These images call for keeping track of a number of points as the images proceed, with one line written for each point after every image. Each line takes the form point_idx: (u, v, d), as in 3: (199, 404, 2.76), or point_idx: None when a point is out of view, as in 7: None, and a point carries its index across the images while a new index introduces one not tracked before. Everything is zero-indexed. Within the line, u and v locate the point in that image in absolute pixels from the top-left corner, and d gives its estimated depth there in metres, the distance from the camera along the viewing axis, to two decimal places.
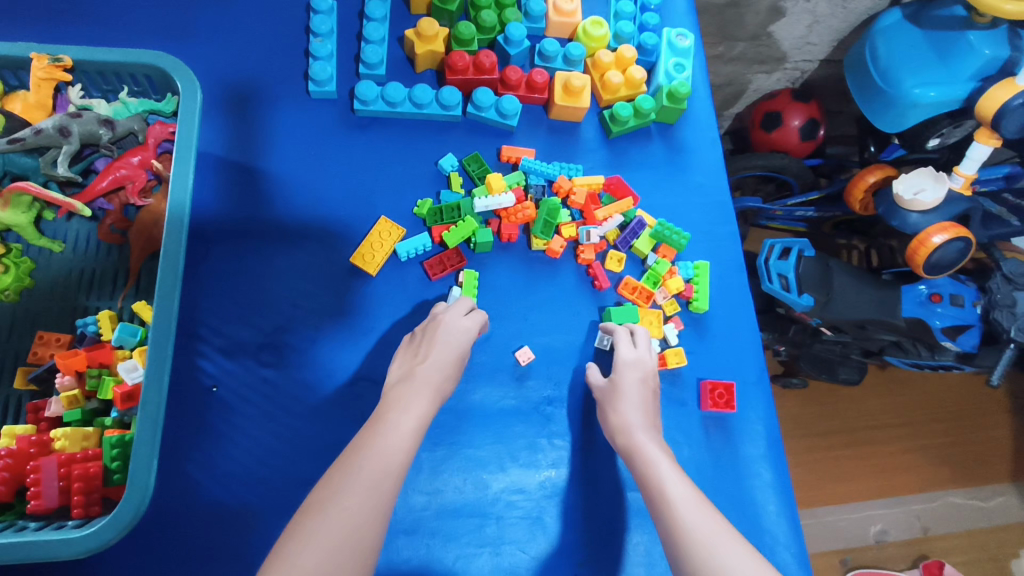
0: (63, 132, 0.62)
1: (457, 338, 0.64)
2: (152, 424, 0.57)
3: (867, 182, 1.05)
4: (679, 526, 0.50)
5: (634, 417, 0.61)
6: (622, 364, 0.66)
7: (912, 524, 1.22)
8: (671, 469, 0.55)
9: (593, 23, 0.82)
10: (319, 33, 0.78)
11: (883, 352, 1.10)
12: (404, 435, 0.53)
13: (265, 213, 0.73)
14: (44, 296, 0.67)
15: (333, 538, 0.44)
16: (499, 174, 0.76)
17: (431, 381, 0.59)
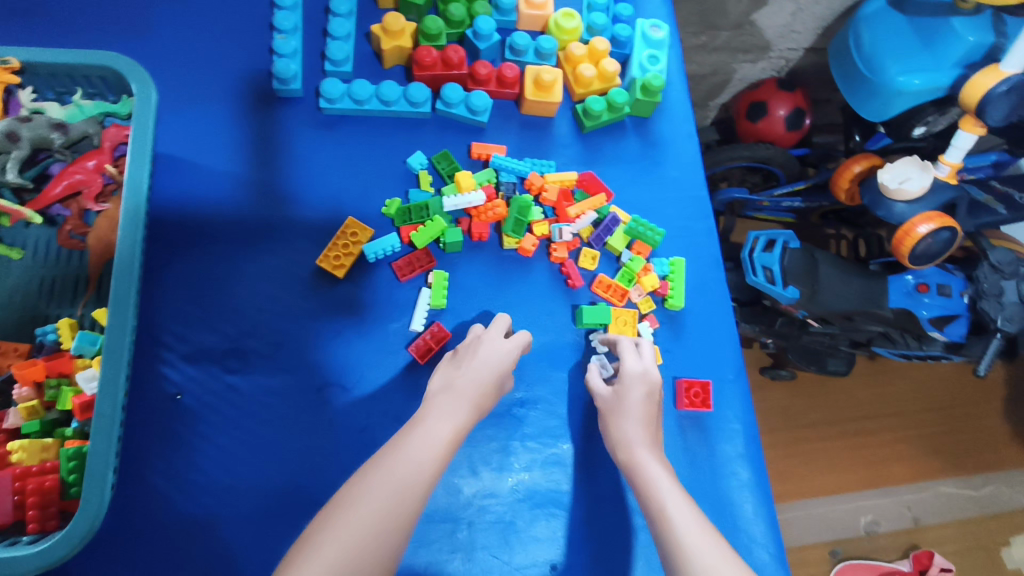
0: (12, 136, 0.60)
1: (501, 359, 0.62)
2: (106, 436, 0.55)
3: (853, 172, 1.04)
4: (681, 552, 0.48)
5: (636, 432, 0.60)
6: (629, 376, 0.64)
7: (902, 514, 1.21)
8: (675, 490, 0.53)
9: (564, 15, 0.81)
10: (283, 30, 0.76)
11: (871, 343, 1.09)
12: (439, 444, 0.52)
13: (230, 215, 0.72)
14: (3, 306, 0.65)
15: (350, 542, 0.44)
16: (468, 172, 0.75)
17: (473, 395, 0.57)
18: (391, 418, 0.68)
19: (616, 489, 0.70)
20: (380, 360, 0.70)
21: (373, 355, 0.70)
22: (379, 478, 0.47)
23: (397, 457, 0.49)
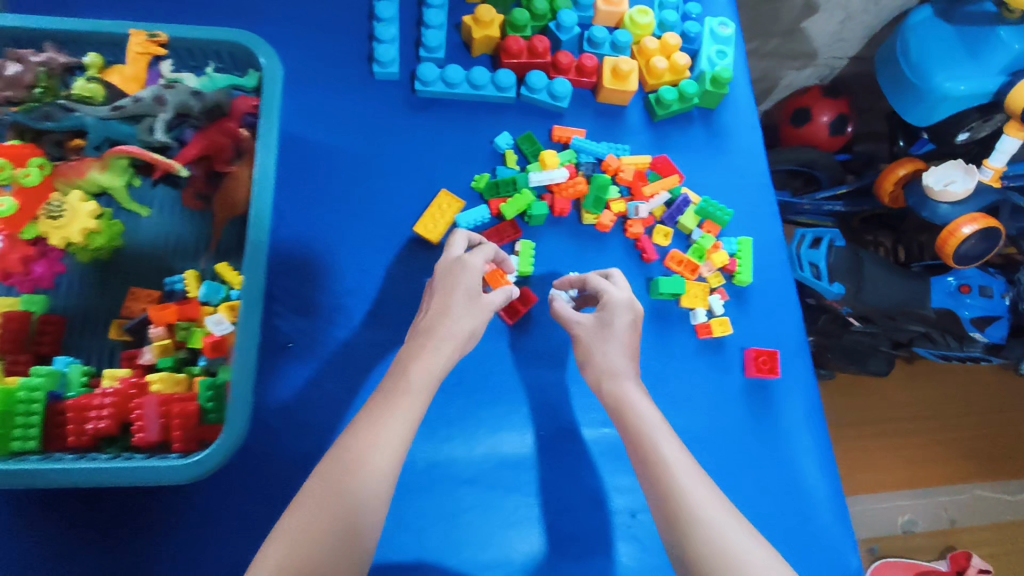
0: (159, 101, 0.66)
1: (466, 282, 0.62)
2: (241, 380, 0.60)
3: (898, 174, 1.09)
4: (671, 484, 0.52)
5: (620, 363, 0.63)
6: (609, 305, 0.66)
7: (939, 515, 1.23)
8: (662, 430, 0.57)
9: (639, 11, 0.87)
10: (383, 19, 0.83)
11: (912, 343, 1.13)
12: (419, 392, 0.55)
13: (334, 185, 0.78)
14: (133, 258, 0.72)
15: (362, 489, 0.48)
16: (553, 151, 0.81)
17: (454, 334, 0.59)
18: (482, 374, 0.74)
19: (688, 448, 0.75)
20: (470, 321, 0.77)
21: None
22: (371, 446, 0.50)
23: (380, 422, 0.52)
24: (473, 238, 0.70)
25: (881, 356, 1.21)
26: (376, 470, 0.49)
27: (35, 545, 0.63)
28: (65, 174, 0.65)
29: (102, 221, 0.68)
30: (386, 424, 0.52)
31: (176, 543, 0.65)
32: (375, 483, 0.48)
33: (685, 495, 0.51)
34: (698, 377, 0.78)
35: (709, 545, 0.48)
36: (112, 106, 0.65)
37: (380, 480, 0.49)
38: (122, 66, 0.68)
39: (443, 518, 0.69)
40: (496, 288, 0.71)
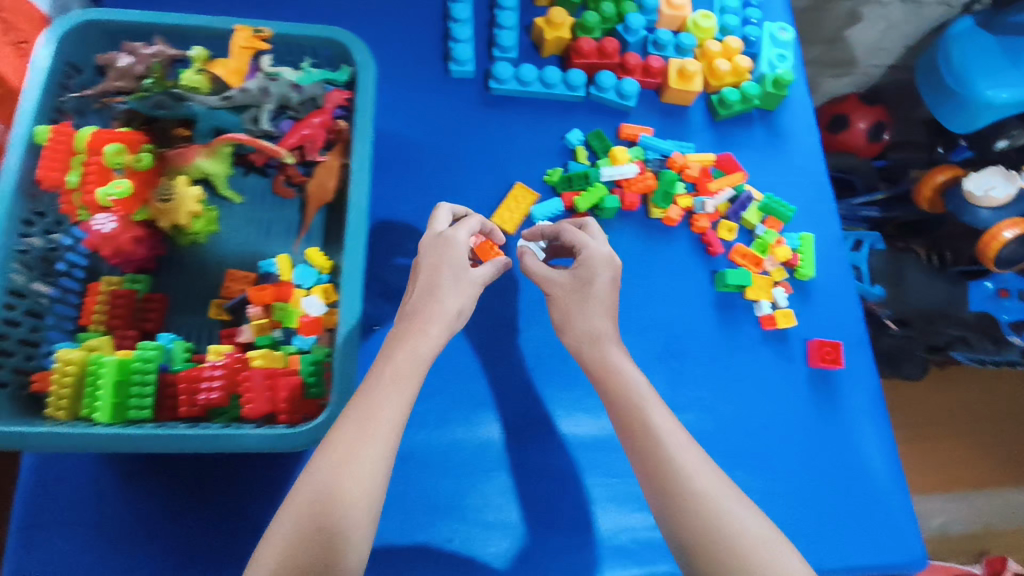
0: (264, 92, 0.70)
1: (447, 254, 0.62)
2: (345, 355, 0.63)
3: (937, 180, 1.10)
4: (658, 452, 0.53)
5: (602, 325, 0.62)
6: (583, 263, 0.64)
7: (974, 519, 1.25)
8: (649, 399, 0.57)
9: (702, 16, 0.90)
10: (459, 20, 0.86)
11: (948, 347, 1.14)
12: (405, 375, 0.55)
13: (415, 177, 0.82)
14: (229, 242, 0.76)
15: (365, 477, 0.48)
16: (623, 148, 0.84)
17: (443, 313, 0.59)
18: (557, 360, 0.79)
19: (751, 434, 0.79)
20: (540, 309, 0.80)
21: (536, 305, 0.81)
22: (346, 451, 0.49)
23: (362, 423, 0.51)
24: (456, 211, 0.71)
25: (916, 362, 1.20)
26: (355, 480, 0.48)
27: (146, 511, 0.67)
28: (173, 161, 0.69)
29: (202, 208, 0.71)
30: (377, 405, 0.52)
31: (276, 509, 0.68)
32: (357, 492, 0.47)
33: (672, 461, 0.52)
34: (764, 366, 0.81)
35: (706, 516, 0.49)
36: (222, 95, 0.69)
37: (363, 485, 0.48)
38: (226, 60, 0.71)
39: (527, 493, 0.73)
40: (486, 260, 0.74)
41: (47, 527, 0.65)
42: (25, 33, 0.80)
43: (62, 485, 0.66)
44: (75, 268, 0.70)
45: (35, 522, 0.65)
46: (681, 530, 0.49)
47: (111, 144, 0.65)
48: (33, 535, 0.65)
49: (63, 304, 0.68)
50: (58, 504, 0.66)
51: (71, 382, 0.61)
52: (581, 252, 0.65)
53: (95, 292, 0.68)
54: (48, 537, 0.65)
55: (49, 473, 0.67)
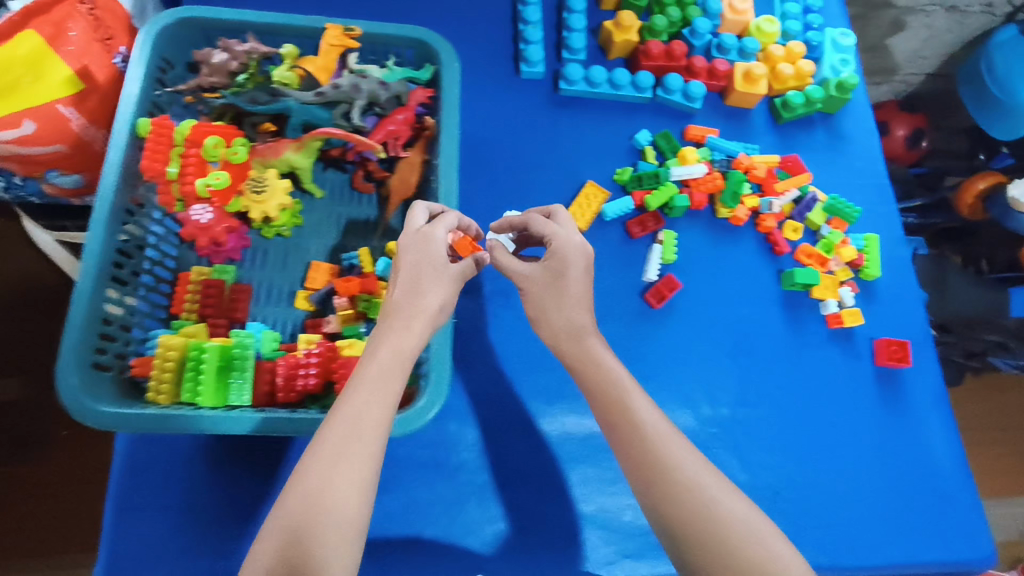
0: (356, 88, 0.71)
1: (424, 253, 0.58)
2: (440, 356, 0.64)
3: (978, 187, 1.13)
4: (646, 445, 0.52)
5: (584, 317, 0.59)
6: (557, 253, 0.60)
7: (1014, 526, 1.24)
8: (632, 391, 0.55)
9: (766, 20, 0.91)
10: (530, 22, 0.88)
11: (986, 354, 1.16)
12: (391, 373, 0.52)
13: (488, 176, 0.84)
14: (310, 235, 0.78)
15: (352, 478, 0.46)
16: (691, 149, 0.85)
17: (421, 311, 0.56)
18: (630, 353, 0.79)
19: (818, 431, 0.80)
20: (612, 305, 0.80)
21: (607, 300, 0.80)
22: (331, 454, 0.47)
23: (349, 428, 0.48)
24: (433, 208, 0.65)
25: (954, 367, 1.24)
26: (345, 486, 0.46)
27: (237, 494, 0.68)
28: (263, 154, 0.71)
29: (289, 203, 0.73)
30: (360, 404, 0.49)
31: None
32: (348, 496, 0.46)
33: (661, 455, 0.51)
34: (831, 364, 0.82)
35: (699, 510, 0.48)
36: (315, 91, 0.71)
37: (352, 490, 0.46)
38: (314, 58, 0.73)
39: (599, 485, 0.73)
40: (466, 257, 0.66)
41: (140, 509, 0.67)
42: (112, 30, 0.81)
43: (154, 468, 0.68)
44: (167, 258, 0.72)
45: (129, 504, 0.67)
46: (676, 525, 0.48)
47: (212, 137, 0.69)
48: (127, 516, 0.66)
49: (157, 292, 0.70)
50: (151, 486, 0.67)
51: (172, 366, 0.63)
52: (552, 243, 0.61)
53: (187, 282, 0.70)
54: (141, 518, 0.66)
55: (142, 455, 0.68)
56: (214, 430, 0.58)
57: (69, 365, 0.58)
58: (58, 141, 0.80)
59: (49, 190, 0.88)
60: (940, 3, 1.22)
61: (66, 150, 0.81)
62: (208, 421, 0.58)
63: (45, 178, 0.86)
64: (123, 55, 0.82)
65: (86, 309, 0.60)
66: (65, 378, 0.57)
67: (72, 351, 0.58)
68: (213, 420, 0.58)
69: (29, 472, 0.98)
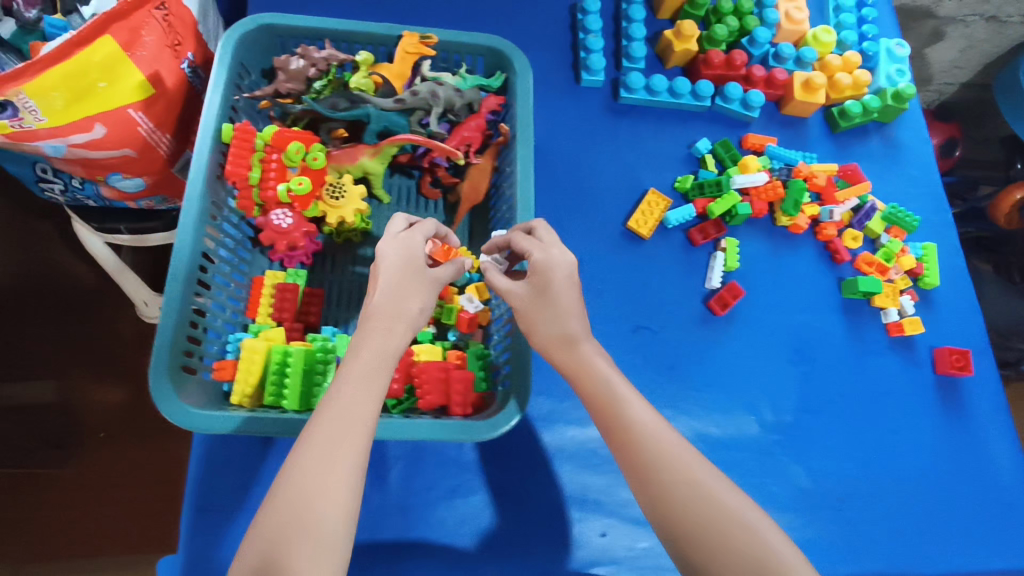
0: (434, 96, 0.72)
1: (404, 258, 0.56)
2: (520, 361, 0.65)
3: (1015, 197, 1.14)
4: (640, 446, 0.50)
5: (575, 324, 0.56)
6: (542, 264, 0.58)
7: None
8: (623, 390, 0.53)
9: (822, 30, 0.92)
10: (591, 30, 0.89)
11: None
12: (375, 374, 0.49)
13: (549, 182, 0.84)
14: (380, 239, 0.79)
15: (338, 482, 0.43)
16: (753, 157, 0.85)
17: (405, 313, 0.53)
18: (694, 359, 0.79)
19: (882, 438, 0.79)
20: (675, 312, 0.81)
21: (671, 306, 0.81)
22: (318, 455, 0.44)
23: (338, 428, 0.45)
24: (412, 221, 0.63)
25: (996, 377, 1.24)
26: (333, 488, 0.43)
27: None
28: (340, 160, 0.72)
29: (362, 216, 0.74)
30: (344, 406, 0.47)
31: (434, 501, 0.69)
32: (338, 497, 0.43)
33: (655, 453, 0.49)
34: (893, 373, 0.82)
35: (701, 505, 0.46)
36: (395, 99, 0.71)
37: (342, 492, 0.43)
38: (389, 65, 0.74)
39: None
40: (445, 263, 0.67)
41: (216, 511, 0.66)
42: (181, 36, 0.81)
43: (230, 469, 0.68)
44: (241, 262, 0.73)
45: (205, 505, 0.66)
46: (675, 523, 0.47)
47: (294, 142, 0.69)
48: (203, 517, 0.66)
49: (233, 295, 0.71)
50: (227, 487, 0.67)
51: (256, 372, 0.63)
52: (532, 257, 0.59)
53: (262, 286, 0.71)
54: (217, 519, 0.66)
55: (218, 456, 0.68)
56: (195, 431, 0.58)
57: (163, 355, 0.59)
58: (127, 145, 0.79)
59: (107, 194, 0.88)
60: (981, 13, 1.20)
61: (134, 155, 0.81)
62: (186, 418, 0.58)
63: (106, 181, 0.85)
64: (189, 61, 0.83)
65: (180, 298, 0.61)
66: (159, 369, 0.58)
67: (167, 341, 0.59)
68: (192, 419, 0.58)
69: (81, 472, 0.99)
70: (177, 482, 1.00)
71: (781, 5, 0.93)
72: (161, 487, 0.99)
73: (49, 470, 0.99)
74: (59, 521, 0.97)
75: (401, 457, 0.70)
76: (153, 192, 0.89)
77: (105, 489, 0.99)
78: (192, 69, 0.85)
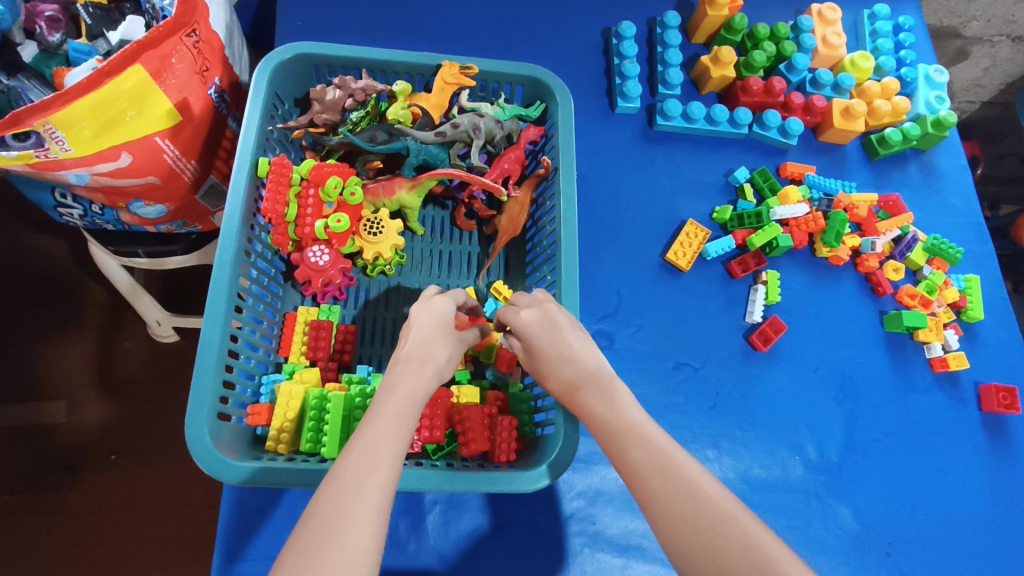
0: (475, 128, 0.70)
1: (435, 312, 0.53)
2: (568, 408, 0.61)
3: None
4: (651, 476, 0.42)
5: (581, 367, 0.51)
6: (526, 320, 0.55)
7: None
8: (638, 420, 0.46)
9: (861, 55, 0.90)
10: (626, 56, 0.87)
11: None
12: (403, 416, 0.43)
13: (586, 211, 0.82)
14: (415, 271, 0.77)
15: (363, 520, 0.36)
16: (793, 187, 0.83)
17: (434, 361, 0.49)
18: (735, 395, 0.77)
19: (928, 478, 0.77)
20: (715, 346, 0.79)
21: (710, 340, 0.79)
22: (336, 492, 0.37)
23: (362, 464, 0.39)
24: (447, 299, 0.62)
25: None
26: (357, 525, 0.36)
27: None
28: (377, 193, 0.70)
29: (394, 255, 0.72)
30: (370, 442, 0.40)
31: (478, 549, 0.66)
32: (360, 540, 0.35)
33: (672, 483, 0.41)
34: (938, 409, 0.81)
35: (717, 537, 0.38)
36: (435, 131, 0.69)
37: (361, 530, 0.36)
38: (427, 95, 0.72)
39: None
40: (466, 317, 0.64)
41: (246, 559, 0.63)
42: (209, 62, 0.78)
43: (264, 518, 0.64)
44: (274, 298, 0.71)
45: (236, 555, 0.63)
46: (689, 564, 0.38)
47: (332, 177, 0.67)
48: (233, 568, 0.62)
49: (266, 332, 0.68)
50: (260, 537, 0.64)
51: (293, 417, 0.61)
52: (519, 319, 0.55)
53: (296, 322, 0.69)
54: (248, 571, 0.63)
55: (250, 504, 0.64)
56: (214, 476, 0.55)
57: (201, 384, 0.57)
58: (151, 172, 0.75)
59: (128, 220, 0.82)
60: (1007, 33, 1.12)
61: (157, 182, 0.77)
62: (212, 463, 0.55)
63: (127, 208, 0.80)
64: (216, 86, 0.81)
65: (220, 327, 0.59)
66: (198, 399, 0.56)
67: (209, 368, 0.57)
68: (210, 461, 0.55)
69: (92, 495, 0.95)
70: (193, 511, 0.96)
71: (819, 29, 0.91)
72: (175, 512, 0.95)
73: (56, 496, 0.94)
74: (68, 548, 0.92)
75: (439, 504, 0.67)
76: (175, 218, 0.85)
77: (115, 514, 0.94)
78: (219, 95, 0.82)
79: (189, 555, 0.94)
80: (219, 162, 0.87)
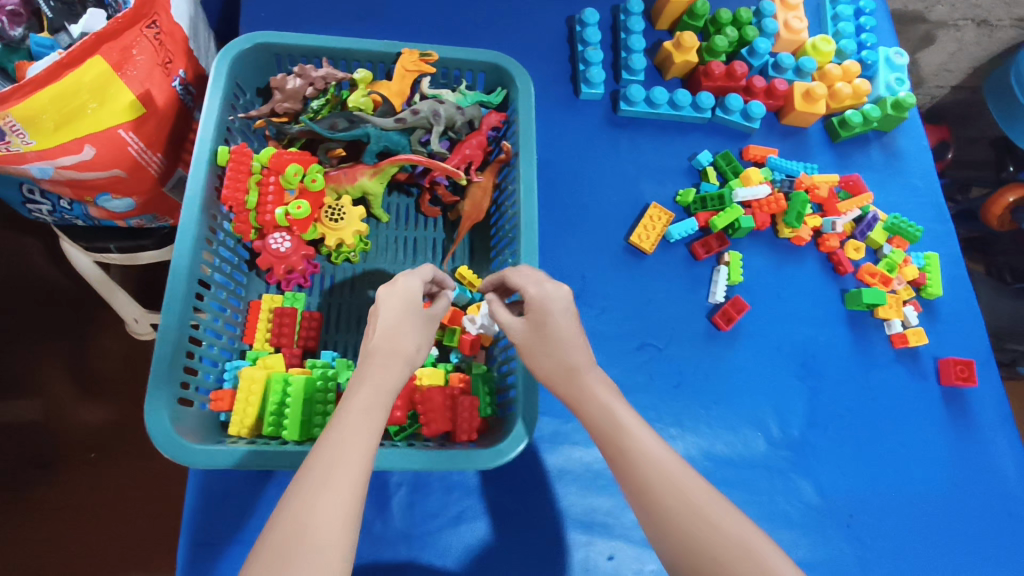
0: (435, 114, 0.71)
1: (404, 298, 0.52)
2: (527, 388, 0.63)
3: (1006, 200, 1.12)
4: (643, 475, 0.42)
5: (576, 356, 0.49)
6: (535, 301, 0.52)
7: None
8: (627, 419, 0.45)
9: (821, 39, 0.91)
10: (589, 43, 0.88)
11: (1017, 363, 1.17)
12: (374, 410, 0.43)
13: (551, 196, 0.83)
14: (380, 258, 0.78)
15: (334, 519, 0.36)
16: (754, 169, 0.84)
17: (403, 350, 0.49)
18: (699, 374, 0.78)
19: (888, 451, 0.79)
20: (679, 326, 0.80)
21: (675, 321, 0.80)
22: (306, 493, 0.37)
23: (330, 461, 0.38)
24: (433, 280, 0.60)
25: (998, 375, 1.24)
26: (326, 525, 0.35)
27: None
28: (339, 180, 0.71)
29: (357, 243, 0.73)
30: (339, 439, 0.40)
31: (444, 528, 0.67)
32: (330, 540, 0.35)
33: (662, 483, 0.41)
34: (899, 384, 0.82)
35: (712, 535, 0.38)
36: (395, 117, 0.70)
37: (330, 528, 0.35)
38: (388, 83, 0.72)
39: None
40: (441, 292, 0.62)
41: (214, 544, 0.63)
42: (172, 54, 0.78)
43: (231, 503, 0.65)
44: (238, 286, 0.71)
45: (205, 540, 0.64)
46: (681, 560, 0.39)
47: (292, 164, 0.68)
48: (201, 553, 0.63)
49: (230, 320, 0.69)
50: (228, 523, 0.64)
51: (256, 400, 0.61)
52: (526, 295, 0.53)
53: (260, 310, 0.70)
54: (216, 555, 0.63)
55: (218, 490, 0.65)
56: (179, 462, 0.55)
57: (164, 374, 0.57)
58: (117, 165, 0.76)
59: (97, 215, 0.82)
60: (973, 18, 1.16)
61: (123, 174, 0.77)
62: (176, 450, 0.55)
63: (95, 202, 0.79)
64: (181, 78, 0.81)
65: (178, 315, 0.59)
66: (158, 388, 0.56)
67: (167, 358, 0.58)
68: (173, 448, 0.55)
69: (67, 490, 0.95)
70: (170, 503, 0.96)
71: (780, 14, 0.92)
72: (151, 504, 0.96)
73: (32, 491, 0.94)
74: (43, 542, 0.93)
75: (406, 485, 0.68)
76: (145, 211, 0.84)
77: (89, 507, 0.94)
78: (183, 87, 0.82)
79: (165, 547, 0.94)
80: (186, 155, 0.87)
